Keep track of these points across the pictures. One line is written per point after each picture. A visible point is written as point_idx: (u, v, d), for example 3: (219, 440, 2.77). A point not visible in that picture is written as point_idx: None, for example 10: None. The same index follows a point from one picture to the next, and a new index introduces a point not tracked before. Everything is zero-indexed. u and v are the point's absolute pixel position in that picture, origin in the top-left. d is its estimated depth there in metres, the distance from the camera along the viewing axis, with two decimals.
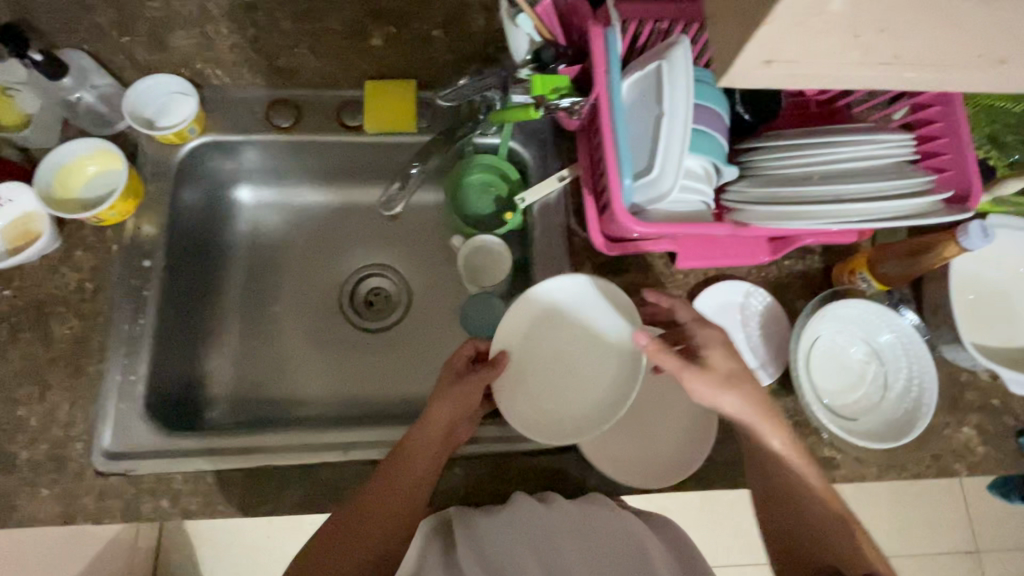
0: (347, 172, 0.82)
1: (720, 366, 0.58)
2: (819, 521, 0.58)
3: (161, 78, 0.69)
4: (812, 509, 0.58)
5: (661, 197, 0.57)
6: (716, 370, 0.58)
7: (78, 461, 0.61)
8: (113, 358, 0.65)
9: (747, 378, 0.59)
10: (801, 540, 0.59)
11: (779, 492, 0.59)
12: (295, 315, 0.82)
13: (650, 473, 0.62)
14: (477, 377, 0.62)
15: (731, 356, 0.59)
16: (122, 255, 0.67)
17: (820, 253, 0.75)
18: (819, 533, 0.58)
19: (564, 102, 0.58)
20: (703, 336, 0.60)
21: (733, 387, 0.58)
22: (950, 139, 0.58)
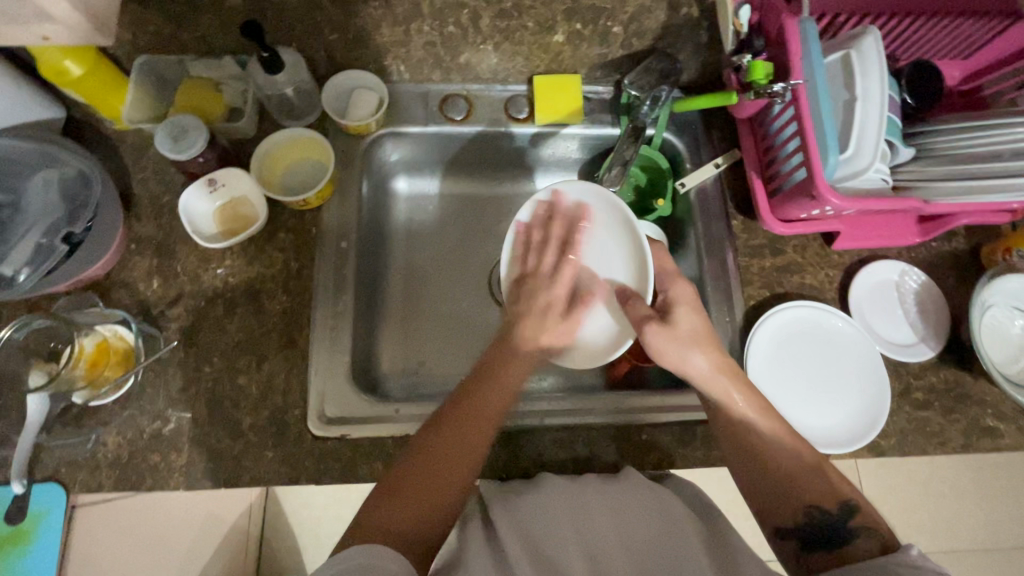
0: (501, 161, 0.86)
1: (683, 325, 0.63)
2: (793, 472, 0.58)
3: (364, 74, 0.75)
4: (800, 466, 0.58)
5: (855, 175, 0.61)
6: (680, 328, 0.63)
7: (297, 426, 0.65)
8: (320, 330, 0.69)
9: (710, 340, 0.63)
10: (761, 494, 0.59)
11: (751, 458, 0.59)
12: (451, 299, 0.86)
13: (826, 441, 0.67)
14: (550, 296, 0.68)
15: (693, 316, 0.64)
16: (322, 236, 0.72)
17: (964, 235, 0.78)
18: (796, 482, 0.57)
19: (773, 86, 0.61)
20: (676, 296, 0.66)
21: (700, 345, 0.62)
22: None
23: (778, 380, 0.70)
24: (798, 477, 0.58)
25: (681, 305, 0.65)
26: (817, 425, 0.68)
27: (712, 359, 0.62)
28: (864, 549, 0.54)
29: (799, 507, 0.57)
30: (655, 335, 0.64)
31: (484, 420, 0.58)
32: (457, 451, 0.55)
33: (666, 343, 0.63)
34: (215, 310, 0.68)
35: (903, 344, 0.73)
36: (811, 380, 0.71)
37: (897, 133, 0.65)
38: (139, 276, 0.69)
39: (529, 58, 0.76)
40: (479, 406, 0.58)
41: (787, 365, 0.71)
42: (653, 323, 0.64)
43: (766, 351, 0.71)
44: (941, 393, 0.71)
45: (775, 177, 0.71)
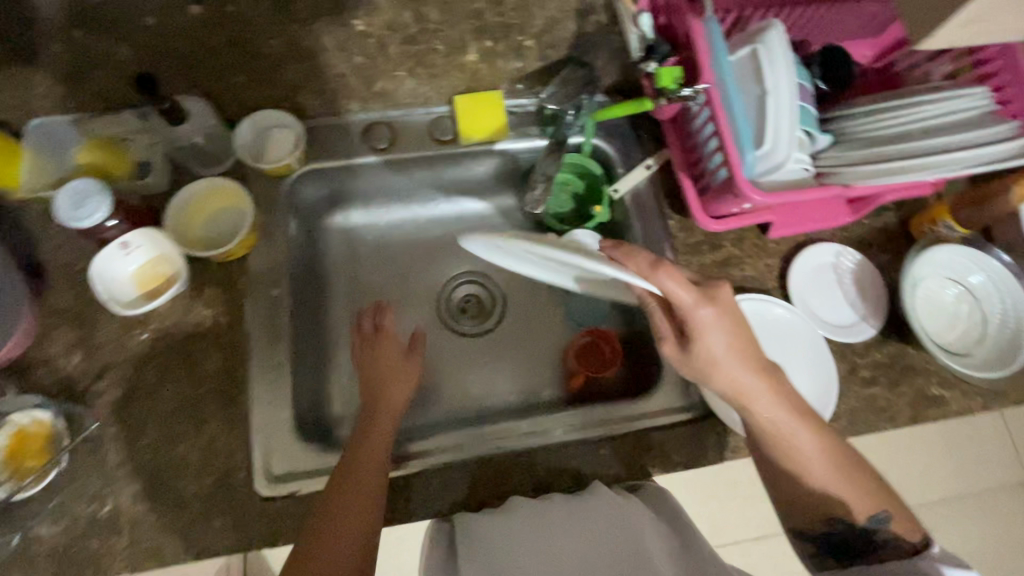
0: (433, 185, 0.85)
1: (707, 349, 0.56)
2: (828, 489, 0.57)
3: (280, 113, 0.72)
4: (834, 477, 0.57)
5: (773, 168, 0.61)
6: (704, 354, 0.56)
7: (245, 489, 0.62)
8: (259, 386, 0.66)
9: (749, 355, 0.57)
10: (789, 504, 0.59)
11: (783, 471, 0.59)
12: (400, 328, 0.85)
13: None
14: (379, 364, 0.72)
15: (725, 338, 0.56)
16: (252, 285, 0.69)
17: (894, 209, 0.80)
18: (828, 500, 0.57)
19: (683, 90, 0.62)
20: (703, 321, 0.55)
21: (715, 368, 0.57)
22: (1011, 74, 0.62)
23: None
24: (817, 493, 0.58)
25: (712, 328, 0.55)
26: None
27: (753, 374, 0.57)
28: (896, 552, 0.55)
29: (821, 518, 0.58)
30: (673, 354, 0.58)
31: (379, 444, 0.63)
32: (350, 484, 0.58)
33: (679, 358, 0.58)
34: (145, 377, 0.65)
35: (846, 324, 0.74)
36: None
37: (812, 122, 0.66)
38: (58, 353, 0.65)
39: (447, 79, 0.75)
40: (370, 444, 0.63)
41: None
42: (676, 343, 0.58)
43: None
44: (887, 368, 0.73)
45: (702, 174, 0.71)
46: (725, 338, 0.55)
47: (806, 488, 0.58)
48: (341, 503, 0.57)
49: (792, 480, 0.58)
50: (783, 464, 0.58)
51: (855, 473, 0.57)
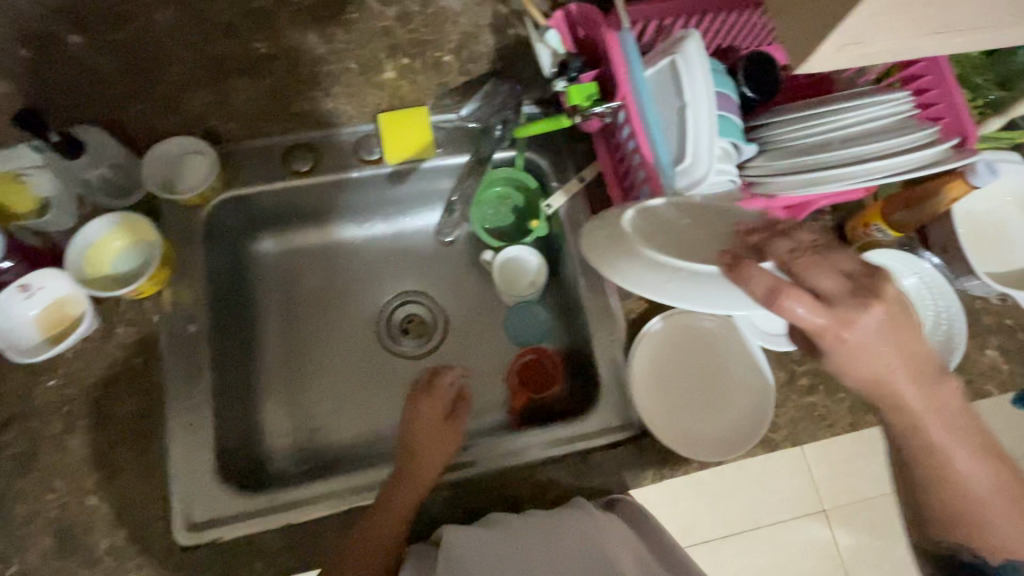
0: (367, 205, 0.82)
1: (864, 362, 0.46)
2: (982, 515, 0.51)
3: (194, 142, 0.69)
4: (995, 499, 0.50)
5: (695, 183, 0.60)
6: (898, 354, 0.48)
7: (164, 540, 0.60)
8: (177, 430, 0.63)
9: (897, 373, 0.47)
10: (926, 519, 0.54)
11: (936, 495, 0.52)
12: (338, 355, 0.83)
13: (720, 447, 0.66)
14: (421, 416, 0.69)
15: (888, 347, 0.45)
16: (167, 322, 0.66)
17: (831, 212, 0.79)
18: (981, 524, 0.51)
19: (596, 108, 0.60)
20: (864, 331, 0.45)
21: (848, 374, 0.48)
22: (935, 78, 0.62)
23: (667, 392, 0.69)
24: (955, 520, 0.52)
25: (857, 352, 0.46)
26: (719, 431, 0.67)
27: (910, 383, 0.48)
28: None
29: (928, 536, 0.55)
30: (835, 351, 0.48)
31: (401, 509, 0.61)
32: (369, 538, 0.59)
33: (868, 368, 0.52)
34: (53, 428, 0.62)
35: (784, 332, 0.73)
36: (699, 385, 0.70)
37: (738, 132, 0.64)
38: None
39: (368, 98, 0.72)
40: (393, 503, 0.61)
41: (673, 375, 0.70)
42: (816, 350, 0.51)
43: (649, 363, 0.70)
44: (826, 375, 0.72)
45: (631, 188, 0.69)
46: (892, 347, 0.45)
47: (946, 514, 0.52)
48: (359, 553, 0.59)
49: (937, 504, 0.52)
50: (934, 486, 0.51)
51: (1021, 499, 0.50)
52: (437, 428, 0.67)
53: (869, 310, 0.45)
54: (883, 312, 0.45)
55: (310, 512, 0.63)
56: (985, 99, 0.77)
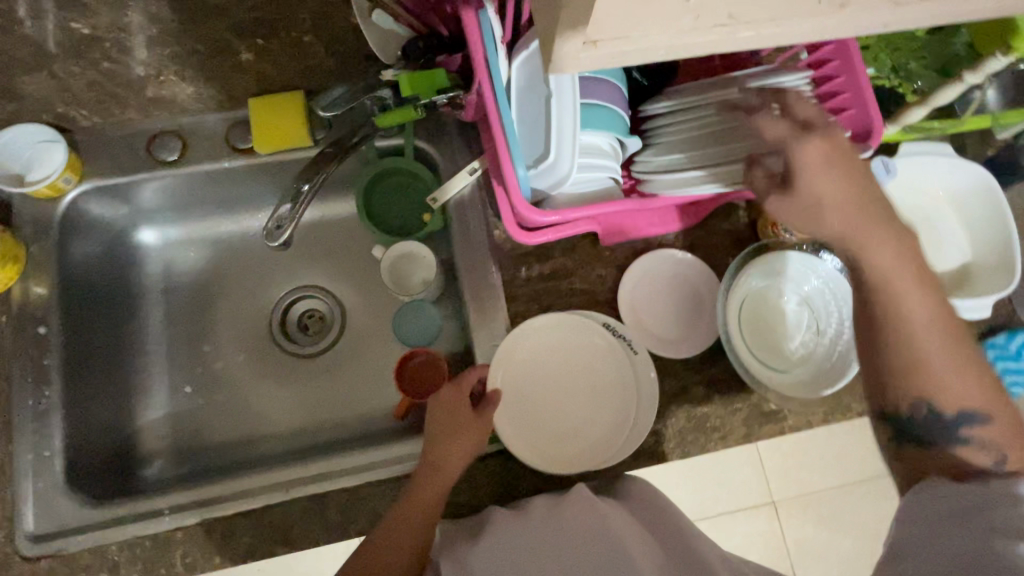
0: (251, 196, 0.77)
1: (812, 189, 0.53)
2: (925, 388, 0.50)
3: (38, 128, 0.64)
4: (937, 337, 0.50)
5: (561, 182, 0.55)
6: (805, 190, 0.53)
7: (4, 550, 0.58)
8: (22, 438, 0.61)
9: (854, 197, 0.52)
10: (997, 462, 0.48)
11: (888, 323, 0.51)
12: (228, 352, 0.80)
13: (578, 459, 0.65)
14: (468, 418, 0.62)
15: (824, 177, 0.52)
16: (13, 324, 0.63)
17: (744, 207, 0.73)
18: (933, 379, 0.50)
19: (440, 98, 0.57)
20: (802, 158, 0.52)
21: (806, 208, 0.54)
22: (847, 77, 0.58)
23: (538, 400, 0.67)
24: (911, 375, 0.50)
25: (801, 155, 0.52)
26: (568, 443, 0.65)
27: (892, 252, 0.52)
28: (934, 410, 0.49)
29: (883, 402, 0.52)
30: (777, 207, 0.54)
31: (426, 506, 0.59)
32: (400, 538, 0.57)
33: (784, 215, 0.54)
34: None
35: (676, 338, 0.69)
36: (571, 393, 0.67)
37: (620, 125, 0.58)
38: None
39: (235, 83, 0.67)
40: (418, 502, 0.59)
41: (546, 381, 0.67)
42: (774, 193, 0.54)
43: (519, 368, 0.67)
44: (724, 382, 0.68)
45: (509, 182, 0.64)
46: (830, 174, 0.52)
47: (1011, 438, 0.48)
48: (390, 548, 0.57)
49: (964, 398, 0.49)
50: (910, 358, 0.50)
51: (946, 374, 0.49)
52: (455, 429, 0.62)
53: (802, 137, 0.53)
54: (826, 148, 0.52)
55: (157, 524, 0.60)
56: (915, 86, 0.70)
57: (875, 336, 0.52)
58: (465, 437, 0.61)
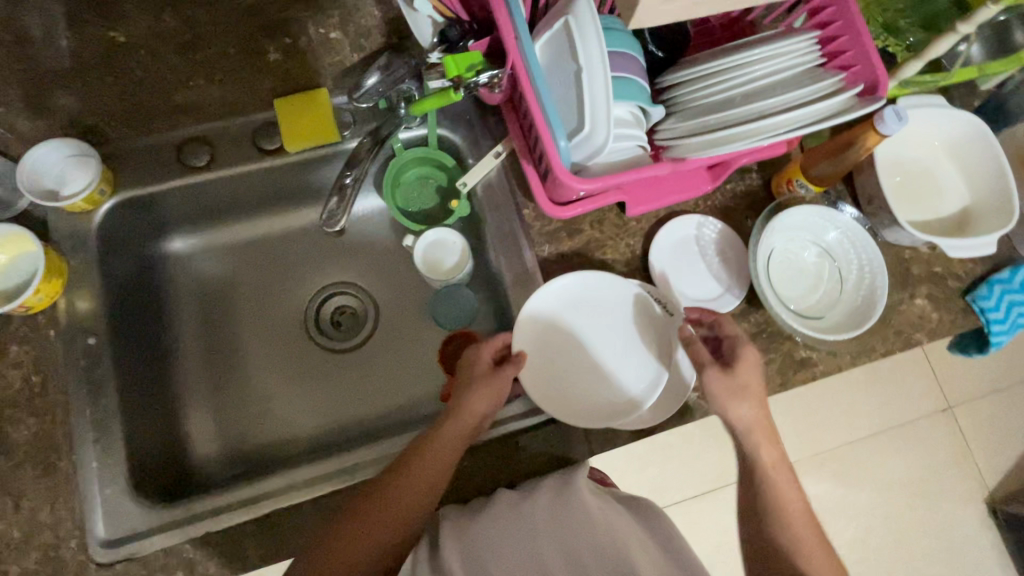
0: (278, 197, 0.79)
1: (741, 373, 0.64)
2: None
3: (53, 143, 0.64)
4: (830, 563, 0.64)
5: (598, 151, 0.57)
6: (737, 378, 0.63)
7: (78, 558, 0.58)
8: (84, 446, 0.61)
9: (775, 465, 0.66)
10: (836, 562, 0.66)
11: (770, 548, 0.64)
12: (266, 352, 0.81)
13: (583, 419, 0.66)
14: (491, 376, 0.64)
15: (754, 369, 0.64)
16: (63, 338, 0.63)
17: (756, 170, 0.77)
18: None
19: (481, 77, 0.57)
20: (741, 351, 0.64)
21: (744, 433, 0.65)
22: (848, 35, 0.61)
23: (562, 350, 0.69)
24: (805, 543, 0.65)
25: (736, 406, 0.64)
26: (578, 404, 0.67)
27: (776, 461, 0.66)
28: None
29: None
30: (712, 381, 0.63)
31: (420, 490, 0.59)
32: (377, 522, 0.58)
33: (722, 391, 0.63)
34: None
35: (707, 297, 0.72)
36: (594, 347, 0.69)
37: (642, 94, 0.61)
38: None
39: (261, 84, 0.69)
40: (404, 490, 0.59)
41: (571, 332, 0.69)
42: (713, 370, 0.64)
43: (544, 319, 0.68)
44: (755, 335, 0.72)
45: (540, 160, 0.66)
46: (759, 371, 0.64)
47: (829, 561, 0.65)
48: (368, 532, 0.58)
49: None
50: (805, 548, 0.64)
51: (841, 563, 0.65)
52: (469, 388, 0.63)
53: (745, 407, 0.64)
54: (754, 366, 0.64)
55: (227, 518, 0.61)
56: (907, 41, 0.74)
57: None
58: (484, 400, 0.62)
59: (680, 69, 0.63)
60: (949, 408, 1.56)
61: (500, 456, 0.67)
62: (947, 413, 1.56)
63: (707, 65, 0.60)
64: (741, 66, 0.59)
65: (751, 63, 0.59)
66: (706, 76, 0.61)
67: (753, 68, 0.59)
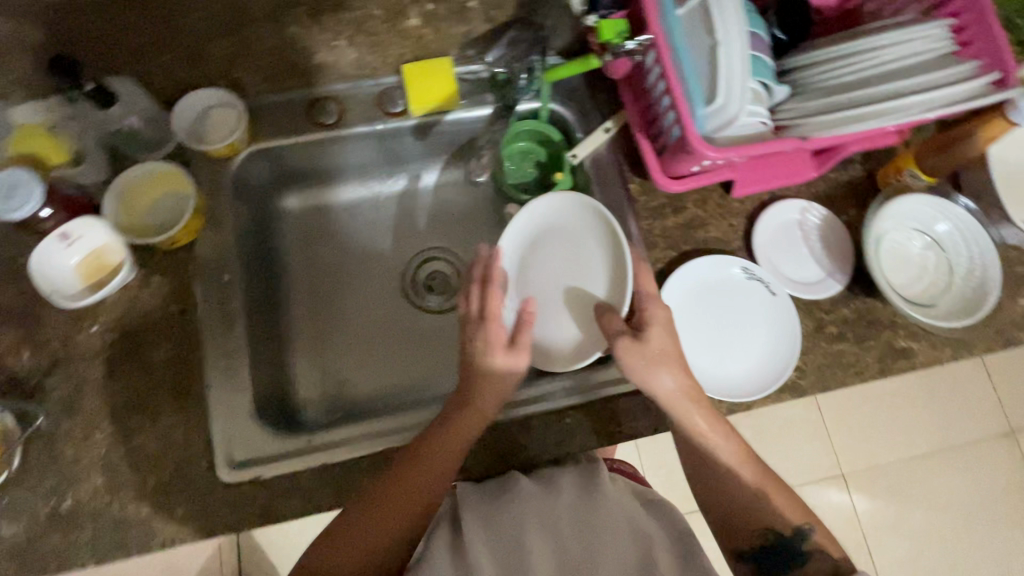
0: (390, 160, 0.82)
1: (654, 342, 0.61)
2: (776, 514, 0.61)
3: (204, 92, 0.69)
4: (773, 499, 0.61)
5: (728, 124, 0.58)
6: (649, 347, 0.61)
7: (206, 477, 0.62)
8: (215, 373, 0.65)
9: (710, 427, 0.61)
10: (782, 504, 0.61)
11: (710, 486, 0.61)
12: (363, 309, 0.83)
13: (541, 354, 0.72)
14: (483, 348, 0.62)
15: (667, 334, 0.61)
16: (200, 273, 0.68)
17: (860, 161, 0.78)
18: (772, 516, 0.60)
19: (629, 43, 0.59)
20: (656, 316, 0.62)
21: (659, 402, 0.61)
22: (979, 25, 0.61)
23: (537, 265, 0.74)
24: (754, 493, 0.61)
25: (654, 374, 0.60)
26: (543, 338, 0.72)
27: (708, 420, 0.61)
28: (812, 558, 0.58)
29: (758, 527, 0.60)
30: (625, 350, 0.61)
31: (433, 476, 0.58)
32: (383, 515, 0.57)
33: (639, 363, 0.60)
34: (97, 372, 0.64)
35: (810, 280, 0.73)
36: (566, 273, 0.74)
37: (768, 73, 0.63)
38: (5, 351, 0.64)
39: (391, 48, 0.73)
40: (417, 480, 0.58)
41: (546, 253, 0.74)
42: (625, 337, 0.62)
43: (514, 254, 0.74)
44: (855, 322, 0.72)
45: (658, 134, 0.69)
46: (671, 336, 0.61)
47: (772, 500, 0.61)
48: (380, 518, 0.57)
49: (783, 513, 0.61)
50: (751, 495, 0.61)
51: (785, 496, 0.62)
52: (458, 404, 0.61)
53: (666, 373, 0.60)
54: (664, 330, 0.61)
55: (341, 452, 0.64)
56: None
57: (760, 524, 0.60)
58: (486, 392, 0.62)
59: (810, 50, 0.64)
60: (1011, 431, 1.51)
61: (600, 417, 0.69)
62: (1009, 437, 1.51)
63: (840, 46, 0.62)
64: (875, 48, 0.60)
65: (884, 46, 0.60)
66: (837, 58, 0.62)
67: (887, 51, 0.59)
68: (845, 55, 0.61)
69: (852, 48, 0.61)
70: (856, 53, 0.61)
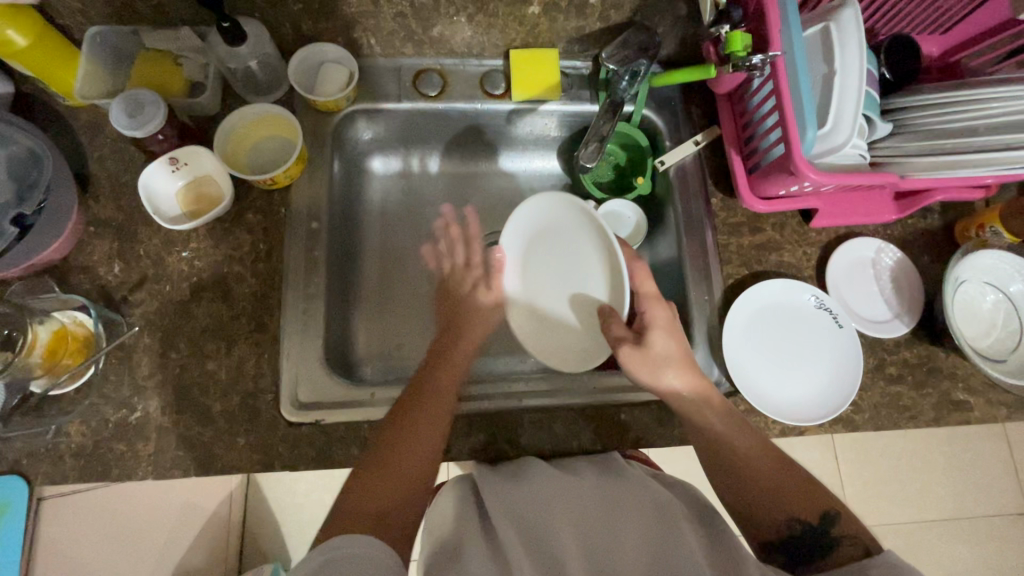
0: (478, 138, 0.84)
1: (657, 347, 0.64)
2: (789, 492, 0.57)
3: (321, 46, 0.72)
4: (792, 481, 0.58)
5: (833, 150, 0.60)
6: (653, 352, 0.64)
7: (269, 412, 0.63)
8: (292, 314, 0.67)
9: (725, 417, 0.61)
10: (805, 489, 0.58)
11: (732, 478, 0.59)
12: (427, 279, 0.83)
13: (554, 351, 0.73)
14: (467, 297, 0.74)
15: (669, 339, 0.65)
16: (291, 218, 0.70)
17: (940, 212, 0.78)
18: (785, 496, 0.57)
19: (752, 58, 0.60)
20: (655, 319, 0.66)
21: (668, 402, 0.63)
22: None
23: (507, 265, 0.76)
24: (777, 487, 0.58)
25: (660, 372, 0.63)
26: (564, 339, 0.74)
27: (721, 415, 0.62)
28: (847, 553, 0.53)
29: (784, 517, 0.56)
30: (629, 356, 0.64)
31: (428, 425, 0.58)
32: (403, 465, 0.55)
33: (637, 364, 0.64)
34: (181, 294, 0.66)
35: (877, 320, 0.74)
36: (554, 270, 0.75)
37: (874, 109, 0.65)
38: (99, 260, 0.66)
39: (503, 32, 0.75)
40: (420, 421, 0.59)
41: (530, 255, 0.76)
42: (627, 345, 0.65)
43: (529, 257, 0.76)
44: (917, 366, 0.72)
45: (753, 155, 0.71)
46: (671, 338, 0.64)
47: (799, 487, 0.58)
48: (393, 475, 0.54)
49: (809, 494, 0.57)
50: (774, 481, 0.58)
51: (807, 481, 0.58)
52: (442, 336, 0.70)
53: (670, 374, 0.63)
54: (668, 334, 0.65)
55: None
56: None
57: (780, 505, 0.57)
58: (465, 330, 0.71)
59: (920, 93, 0.65)
60: None
61: (655, 420, 0.70)
62: None
63: (953, 93, 0.62)
64: (988, 100, 0.60)
65: (997, 99, 0.60)
66: (948, 105, 0.62)
67: (1002, 105, 0.60)
68: (957, 103, 0.62)
69: (965, 96, 0.61)
70: (970, 103, 0.61)
